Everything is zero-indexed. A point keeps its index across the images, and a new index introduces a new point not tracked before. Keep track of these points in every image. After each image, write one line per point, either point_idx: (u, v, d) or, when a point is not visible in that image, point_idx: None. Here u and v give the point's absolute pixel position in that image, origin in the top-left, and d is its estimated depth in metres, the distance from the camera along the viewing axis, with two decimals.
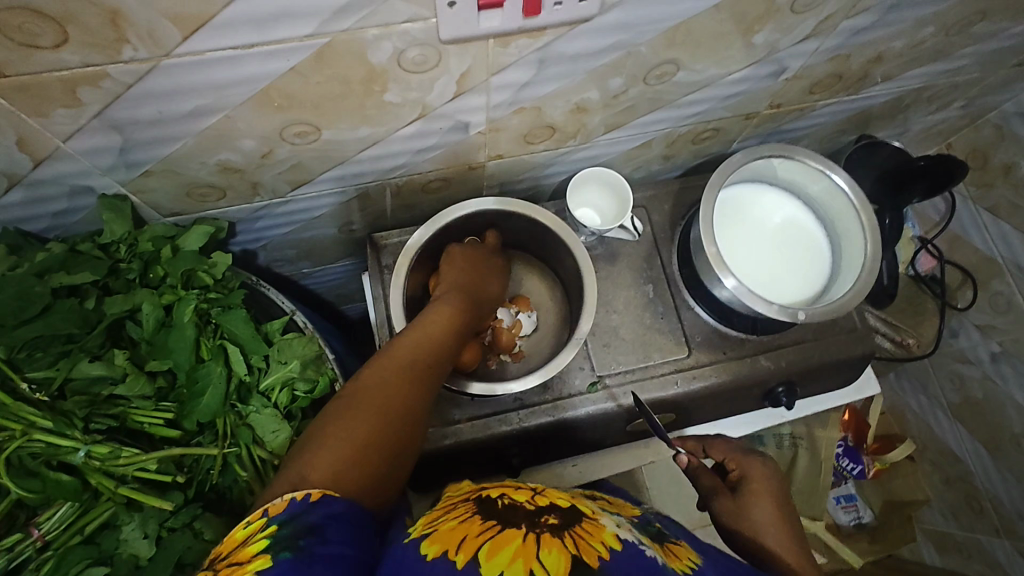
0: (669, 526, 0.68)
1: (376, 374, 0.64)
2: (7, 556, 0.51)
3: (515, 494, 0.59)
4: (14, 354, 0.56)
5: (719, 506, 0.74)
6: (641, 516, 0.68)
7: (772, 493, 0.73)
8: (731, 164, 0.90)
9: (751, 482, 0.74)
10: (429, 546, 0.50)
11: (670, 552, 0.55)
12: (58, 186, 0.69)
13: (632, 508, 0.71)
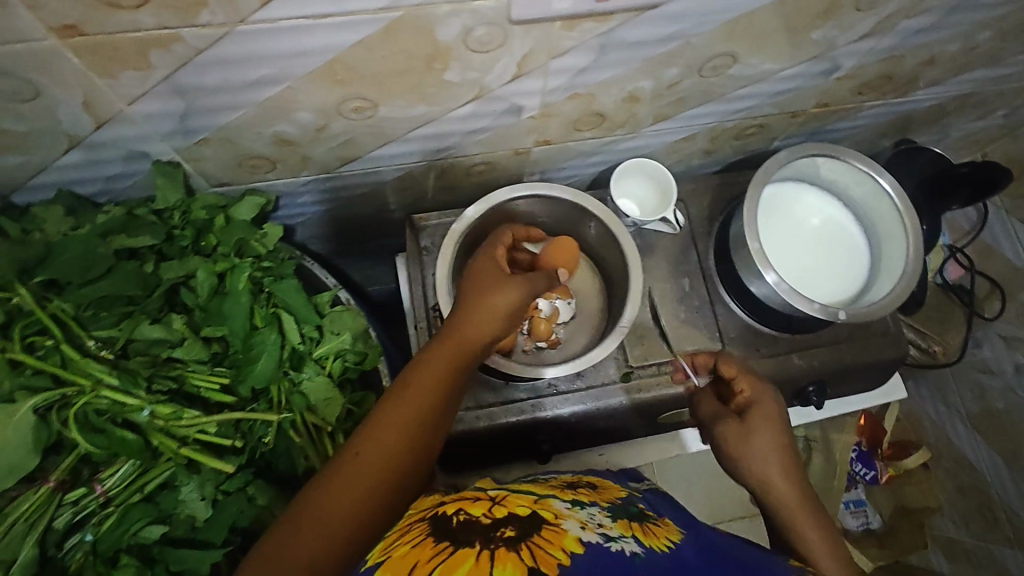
0: (653, 506, 0.70)
1: (414, 391, 0.61)
2: (73, 509, 0.53)
3: (470, 508, 0.57)
4: (81, 311, 0.56)
5: (722, 429, 0.76)
6: (624, 500, 0.69)
7: (777, 421, 0.75)
8: (776, 161, 0.90)
9: (759, 409, 0.75)
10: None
11: (649, 530, 0.60)
12: (115, 150, 0.68)
13: (615, 492, 0.72)
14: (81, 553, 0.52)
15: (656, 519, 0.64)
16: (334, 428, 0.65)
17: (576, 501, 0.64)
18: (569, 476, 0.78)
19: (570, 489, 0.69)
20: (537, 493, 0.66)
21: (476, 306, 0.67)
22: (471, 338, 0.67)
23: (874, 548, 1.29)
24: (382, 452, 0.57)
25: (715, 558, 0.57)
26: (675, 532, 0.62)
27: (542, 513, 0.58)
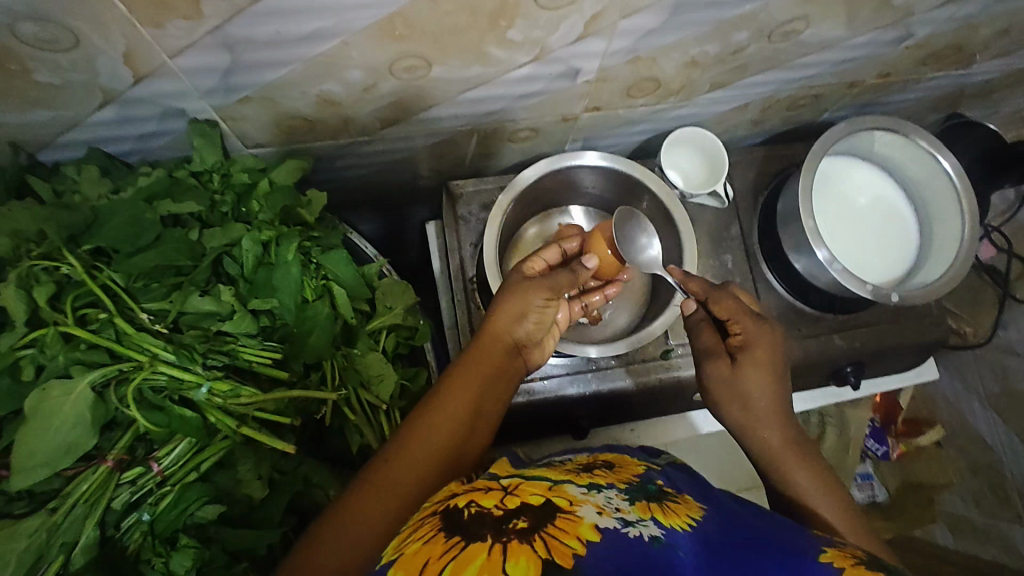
0: (674, 481, 0.68)
1: (445, 401, 0.63)
2: (131, 489, 0.50)
3: (481, 497, 0.53)
4: (132, 283, 0.53)
5: (710, 372, 0.71)
6: (643, 477, 0.67)
7: (772, 365, 0.68)
8: (834, 134, 0.87)
9: (753, 354, 0.68)
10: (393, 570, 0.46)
11: (669, 510, 0.58)
12: (152, 106, 0.63)
13: (635, 468, 0.70)
14: (139, 534, 0.51)
15: (677, 497, 0.62)
16: (388, 406, 0.65)
17: (592, 485, 0.62)
18: (586, 454, 0.75)
19: (585, 471, 0.67)
20: (551, 480, 0.62)
21: (503, 314, 0.70)
22: (497, 349, 0.69)
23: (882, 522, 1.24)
24: (414, 462, 0.58)
25: (740, 539, 0.55)
26: (698, 511, 0.60)
27: (556, 500, 0.55)
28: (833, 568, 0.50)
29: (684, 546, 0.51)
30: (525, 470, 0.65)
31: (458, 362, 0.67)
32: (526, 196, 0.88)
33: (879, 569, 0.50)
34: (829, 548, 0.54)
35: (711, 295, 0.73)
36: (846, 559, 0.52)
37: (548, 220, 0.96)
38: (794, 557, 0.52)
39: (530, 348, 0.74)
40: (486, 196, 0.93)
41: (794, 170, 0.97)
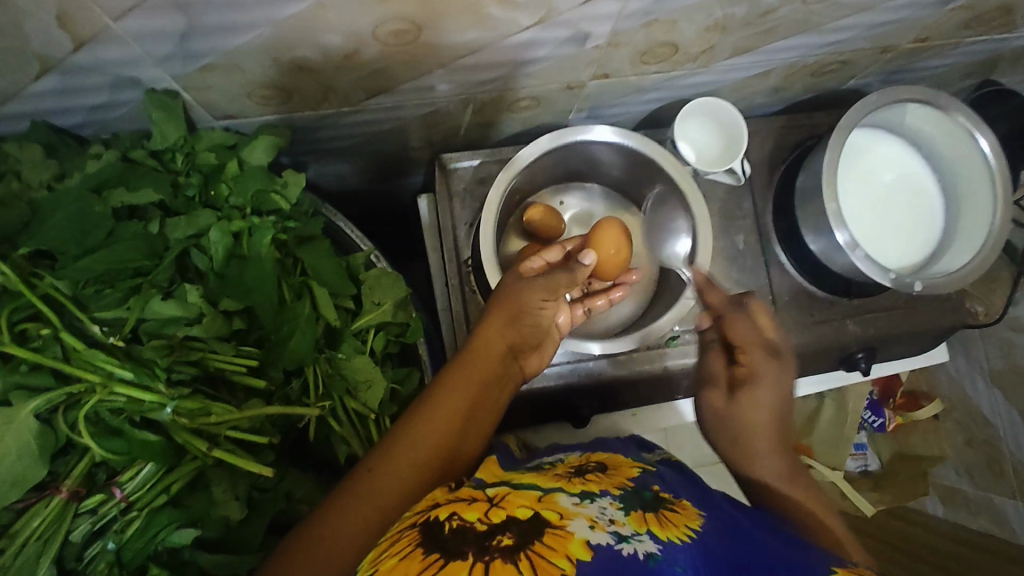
0: (670, 485, 0.60)
1: (436, 406, 0.58)
2: (91, 518, 0.46)
3: (464, 509, 0.47)
4: (80, 290, 0.48)
5: (710, 401, 0.76)
6: (637, 480, 0.59)
7: (776, 401, 0.73)
8: (864, 106, 0.79)
9: (756, 384, 0.73)
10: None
11: (666, 520, 0.51)
12: (101, 75, 0.55)
13: (629, 469, 0.63)
14: (104, 565, 0.46)
15: (674, 503, 0.55)
16: (377, 413, 0.60)
17: (584, 493, 0.53)
18: (577, 453, 0.69)
19: (574, 473, 0.59)
20: (539, 482, 0.55)
21: (495, 315, 0.68)
22: (493, 353, 0.66)
23: (872, 492, 1.13)
24: (399, 471, 0.53)
25: (746, 556, 0.49)
26: (698, 520, 0.53)
27: (545, 512, 0.48)
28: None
29: (683, 562, 0.45)
30: (514, 471, 0.58)
31: (451, 366, 0.64)
32: (528, 173, 0.81)
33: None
34: (837, 569, 0.49)
35: (724, 312, 0.78)
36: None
37: (548, 197, 0.90)
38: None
39: (526, 353, 0.71)
40: (483, 170, 0.86)
41: (815, 143, 0.90)
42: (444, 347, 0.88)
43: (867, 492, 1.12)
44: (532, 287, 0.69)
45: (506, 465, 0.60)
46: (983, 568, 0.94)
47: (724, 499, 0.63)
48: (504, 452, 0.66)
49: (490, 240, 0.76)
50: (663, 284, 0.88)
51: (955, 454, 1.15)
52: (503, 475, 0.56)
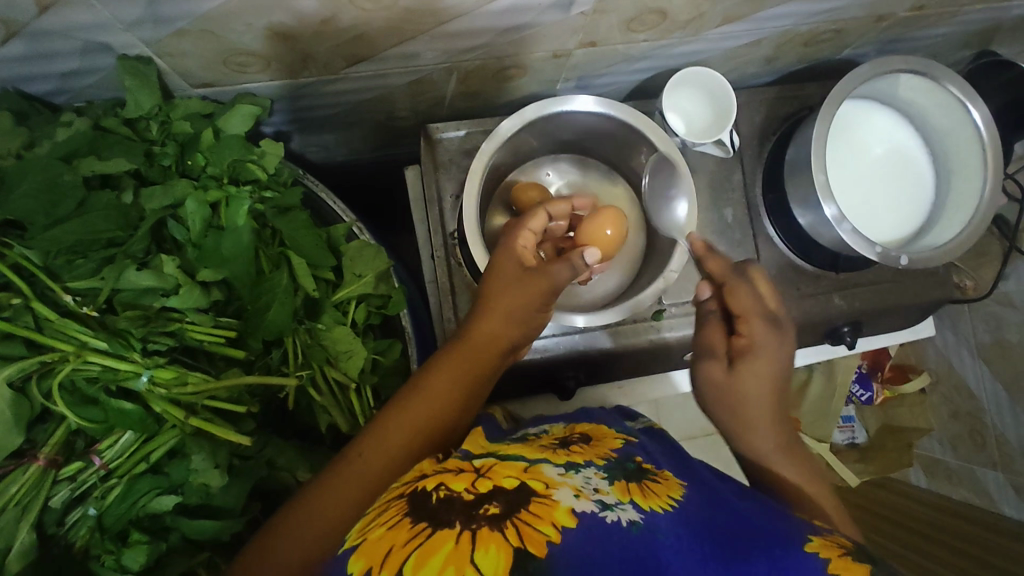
0: (653, 456, 0.57)
1: (427, 394, 0.58)
2: (70, 486, 0.47)
3: (452, 480, 0.45)
4: (52, 259, 0.47)
5: (708, 373, 0.70)
6: (621, 452, 0.56)
7: (774, 373, 0.68)
8: (856, 77, 0.78)
9: (756, 356, 0.68)
10: (355, 561, 0.39)
11: (647, 489, 0.49)
12: (69, 41, 0.53)
13: (612, 441, 0.60)
14: (87, 530, 0.48)
15: (656, 474, 0.52)
16: (358, 383, 0.60)
17: (569, 464, 0.51)
18: (562, 427, 0.66)
19: (559, 446, 0.57)
20: (524, 454, 0.53)
21: (493, 308, 0.64)
22: (489, 346, 0.64)
23: (856, 464, 1.14)
24: (385, 453, 0.53)
25: (727, 523, 0.46)
26: (680, 490, 0.50)
27: (531, 483, 0.46)
28: (821, 560, 0.42)
29: (664, 529, 0.43)
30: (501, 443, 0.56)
31: (446, 353, 0.62)
32: (511, 144, 0.80)
33: (867, 561, 0.42)
34: (814, 537, 0.46)
35: (728, 283, 0.73)
36: (834, 550, 0.44)
37: (536, 169, 0.91)
38: (780, 544, 0.44)
39: (523, 345, 0.69)
40: (469, 141, 0.84)
41: (807, 114, 0.88)
42: (430, 319, 0.88)
43: (852, 464, 1.14)
44: (541, 283, 0.65)
45: (491, 437, 0.58)
46: (963, 538, 0.95)
47: (706, 468, 0.61)
48: (489, 423, 0.64)
49: (472, 212, 0.76)
50: (647, 259, 0.87)
51: (940, 426, 1.14)
52: (489, 446, 0.54)
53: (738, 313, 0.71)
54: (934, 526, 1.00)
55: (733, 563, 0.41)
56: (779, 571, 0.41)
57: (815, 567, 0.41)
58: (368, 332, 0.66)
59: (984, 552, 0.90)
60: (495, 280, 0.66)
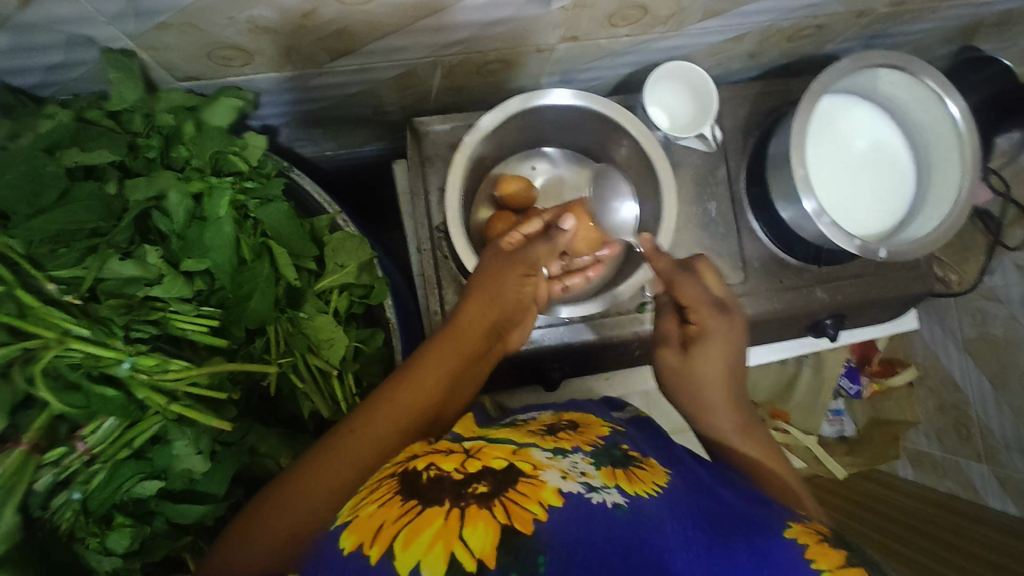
0: (640, 444, 0.55)
1: (418, 376, 0.58)
2: (54, 471, 0.47)
3: (442, 460, 0.43)
4: (34, 248, 0.48)
5: (667, 361, 0.73)
6: (608, 438, 0.54)
7: (727, 358, 0.71)
8: (836, 71, 0.79)
9: (707, 344, 0.70)
10: (347, 537, 0.37)
11: (631, 473, 0.47)
12: (53, 34, 0.54)
13: (599, 428, 0.57)
14: (71, 513, 0.49)
15: (642, 461, 0.50)
16: (340, 370, 0.62)
17: (556, 448, 0.49)
18: (550, 413, 0.64)
19: (547, 431, 0.54)
20: (512, 437, 0.51)
21: (478, 293, 0.68)
22: (476, 331, 0.66)
23: (845, 456, 1.15)
24: (377, 432, 0.53)
25: (710, 509, 0.45)
26: (664, 477, 0.48)
27: (519, 463, 0.44)
28: (800, 547, 0.41)
29: (651, 511, 0.42)
30: (490, 429, 0.55)
31: (433, 342, 0.63)
32: (495, 137, 0.81)
33: (845, 549, 0.41)
34: (794, 524, 0.45)
35: (676, 279, 0.73)
36: (814, 537, 0.43)
37: (520, 163, 0.92)
38: (759, 531, 0.43)
39: (509, 329, 0.72)
40: (455, 135, 0.85)
41: (789, 109, 0.89)
42: (417, 311, 0.89)
43: (841, 457, 1.15)
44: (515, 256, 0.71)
45: (481, 423, 0.58)
46: (946, 528, 0.96)
47: (687, 454, 0.59)
48: (480, 411, 0.64)
49: (456, 204, 0.77)
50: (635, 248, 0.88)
51: (926, 419, 1.14)
52: (478, 431, 0.53)
53: (687, 302, 0.72)
54: (918, 516, 1.01)
55: (715, 549, 0.41)
56: (758, 558, 0.40)
57: (793, 554, 0.40)
58: (351, 321, 0.68)
59: (966, 542, 0.91)
60: (483, 271, 0.71)
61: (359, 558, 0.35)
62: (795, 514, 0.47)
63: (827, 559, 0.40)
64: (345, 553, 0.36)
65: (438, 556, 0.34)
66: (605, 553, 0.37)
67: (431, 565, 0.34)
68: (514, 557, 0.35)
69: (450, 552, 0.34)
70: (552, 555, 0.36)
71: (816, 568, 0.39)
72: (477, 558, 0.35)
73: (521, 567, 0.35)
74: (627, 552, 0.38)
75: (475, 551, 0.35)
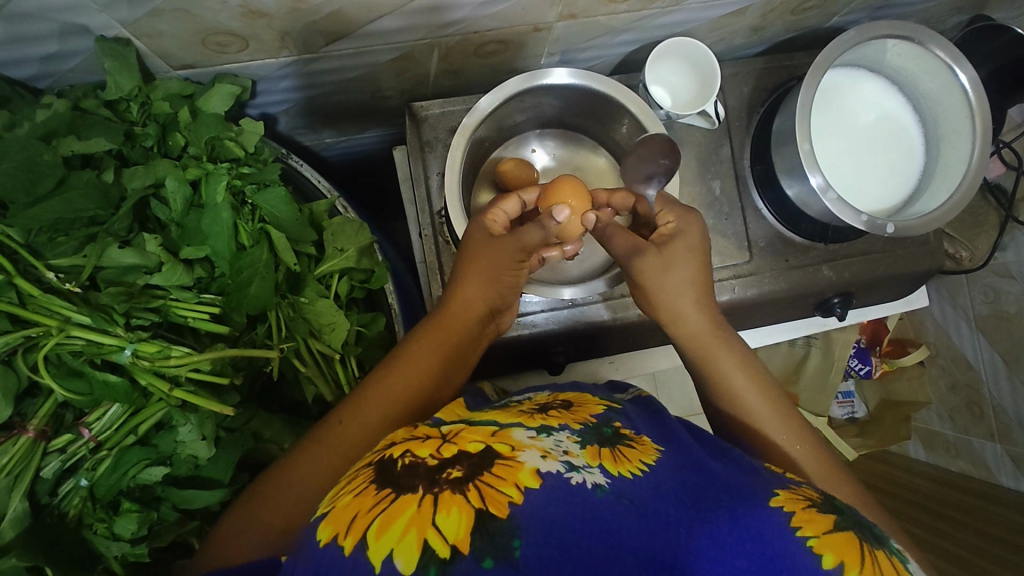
0: (632, 422, 0.54)
1: (406, 365, 0.58)
2: (61, 457, 0.49)
3: (418, 447, 0.42)
4: (33, 238, 0.49)
5: (647, 268, 0.67)
6: (600, 416, 0.53)
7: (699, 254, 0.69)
8: (843, 43, 0.77)
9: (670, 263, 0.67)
10: (323, 528, 0.37)
11: (618, 452, 0.46)
12: (46, 23, 0.54)
13: (594, 406, 0.57)
14: (79, 499, 0.49)
15: (633, 439, 0.49)
16: (342, 355, 0.63)
17: (542, 427, 0.48)
18: (547, 393, 0.64)
19: (537, 410, 0.54)
20: (498, 418, 0.50)
21: (471, 277, 0.65)
22: (468, 316, 0.65)
23: (854, 438, 1.14)
24: (367, 417, 0.54)
25: (698, 484, 0.44)
26: (653, 455, 0.47)
27: (497, 445, 0.43)
28: (785, 515, 0.42)
29: (632, 492, 0.41)
30: (480, 411, 0.54)
31: (426, 326, 0.63)
32: (493, 119, 0.81)
33: (831, 512, 0.44)
34: (779, 491, 0.45)
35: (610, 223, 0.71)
36: (799, 504, 0.44)
37: (520, 146, 0.92)
38: (744, 502, 0.42)
39: (503, 313, 0.70)
40: (454, 119, 0.84)
41: (794, 84, 0.88)
42: (422, 295, 0.89)
43: (851, 438, 1.13)
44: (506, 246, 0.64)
45: (471, 405, 0.57)
46: (958, 508, 0.96)
47: (685, 429, 0.59)
48: (475, 395, 0.63)
49: (456, 186, 0.76)
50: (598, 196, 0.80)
51: (937, 398, 1.12)
52: (465, 415, 0.52)
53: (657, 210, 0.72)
54: (928, 495, 1.01)
55: (697, 523, 0.40)
56: (741, 529, 0.40)
57: (778, 522, 0.41)
58: (351, 306, 0.68)
59: (978, 522, 0.91)
60: (466, 253, 0.66)
61: (334, 547, 0.35)
62: (781, 480, 0.48)
63: (813, 525, 0.41)
64: (322, 543, 0.36)
65: (412, 543, 0.34)
66: (582, 535, 0.37)
67: (404, 554, 0.34)
68: (489, 539, 0.35)
69: (423, 539, 0.34)
70: (528, 537, 0.35)
71: (801, 534, 0.40)
72: (450, 543, 0.34)
73: (496, 551, 0.34)
74: (606, 533, 0.37)
75: (448, 536, 0.34)
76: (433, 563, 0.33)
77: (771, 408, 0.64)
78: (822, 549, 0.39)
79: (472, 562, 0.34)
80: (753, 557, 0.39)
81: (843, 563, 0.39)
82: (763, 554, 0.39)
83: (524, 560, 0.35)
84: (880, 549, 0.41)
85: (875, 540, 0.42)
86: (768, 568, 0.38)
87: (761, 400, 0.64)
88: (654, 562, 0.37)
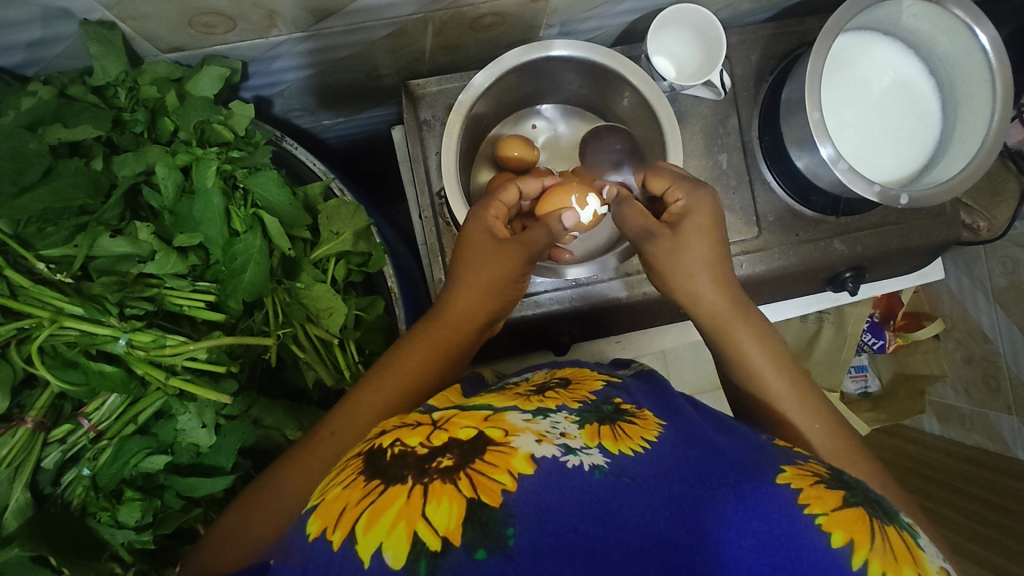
0: (634, 397, 0.53)
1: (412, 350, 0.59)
2: (63, 446, 0.50)
3: (408, 434, 0.41)
4: (21, 229, 0.48)
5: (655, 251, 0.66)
6: (600, 393, 0.52)
7: (714, 229, 0.65)
8: (856, 5, 0.73)
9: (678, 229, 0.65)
10: (313, 522, 0.37)
11: (616, 430, 0.44)
12: (28, 7, 0.52)
13: (592, 383, 0.56)
14: (82, 488, 0.50)
15: (634, 414, 0.48)
16: (341, 338, 0.63)
17: (539, 410, 0.47)
18: (544, 372, 0.63)
19: (535, 391, 0.53)
20: (493, 402, 0.49)
21: (467, 281, 0.63)
22: (476, 312, 0.63)
23: (867, 412, 1.13)
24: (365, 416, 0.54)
25: (702, 461, 0.43)
26: (655, 431, 0.46)
27: (490, 428, 0.42)
28: (792, 492, 0.41)
29: (633, 472, 0.40)
30: (476, 396, 0.53)
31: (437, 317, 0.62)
32: (489, 94, 0.78)
33: (841, 489, 0.42)
34: (786, 467, 0.44)
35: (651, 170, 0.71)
36: (807, 480, 0.42)
37: (520, 122, 0.90)
38: (749, 479, 0.41)
39: (496, 322, 0.68)
40: (452, 96, 0.82)
41: (804, 52, 0.84)
42: (427, 276, 0.89)
43: (861, 413, 1.12)
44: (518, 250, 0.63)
45: (468, 391, 0.56)
46: (977, 485, 0.94)
47: (690, 403, 0.58)
48: (473, 378, 0.63)
49: (452, 166, 0.75)
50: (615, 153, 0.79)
51: (953, 372, 1.09)
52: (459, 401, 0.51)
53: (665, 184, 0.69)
54: (943, 471, 0.99)
55: (701, 503, 0.39)
56: (746, 508, 0.39)
57: (785, 500, 0.40)
58: (350, 289, 0.68)
59: (1000, 500, 0.89)
60: (466, 253, 0.64)
61: (323, 543, 0.35)
62: (790, 456, 0.46)
63: (821, 502, 0.40)
64: (311, 537, 0.36)
65: (400, 536, 0.34)
66: (579, 518, 0.36)
67: (393, 547, 0.33)
68: (480, 529, 0.34)
69: (412, 532, 0.34)
70: (522, 525, 0.35)
71: (809, 511, 0.39)
72: (441, 535, 0.34)
73: (489, 541, 0.34)
74: (604, 516, 0.37)
75: (439, 528, 0.34)
76: (424, 556, 0.33)
77: (802, 403, 0.61)
78: (831, 527, 0.38)
79: (464, 554, 0.33)
80: (759, 536, 0.38)
81: (853, 541, 0.38)
82: (769, 531, 0.38)
83: (519, 548, 0.34)
84: (891, 525, 0.40)
85: (885, 515, 0.41)
86: (776, 545, 0.38)
87: (789, 389, 0.61)
88: (653, 547, 0.36)
